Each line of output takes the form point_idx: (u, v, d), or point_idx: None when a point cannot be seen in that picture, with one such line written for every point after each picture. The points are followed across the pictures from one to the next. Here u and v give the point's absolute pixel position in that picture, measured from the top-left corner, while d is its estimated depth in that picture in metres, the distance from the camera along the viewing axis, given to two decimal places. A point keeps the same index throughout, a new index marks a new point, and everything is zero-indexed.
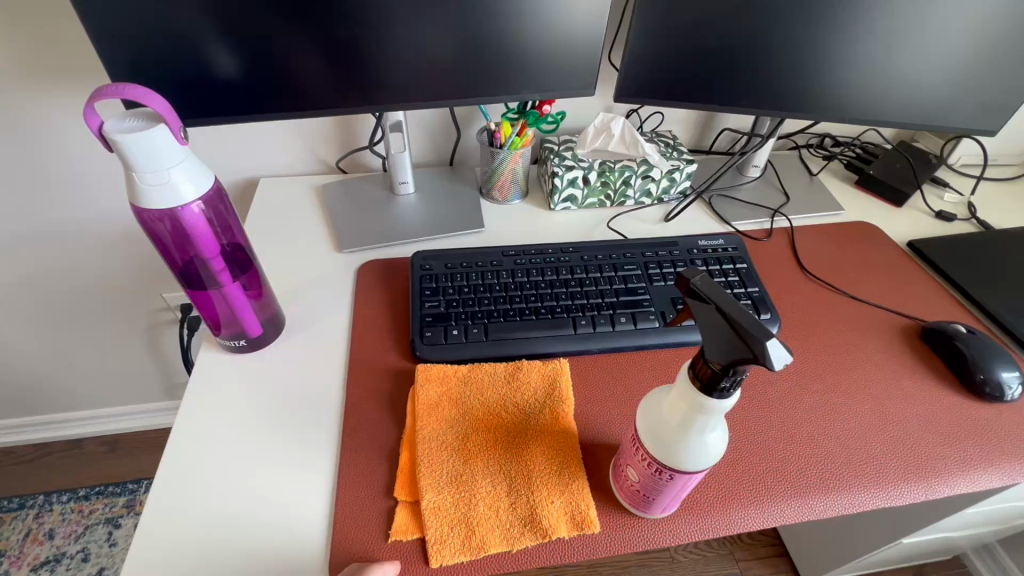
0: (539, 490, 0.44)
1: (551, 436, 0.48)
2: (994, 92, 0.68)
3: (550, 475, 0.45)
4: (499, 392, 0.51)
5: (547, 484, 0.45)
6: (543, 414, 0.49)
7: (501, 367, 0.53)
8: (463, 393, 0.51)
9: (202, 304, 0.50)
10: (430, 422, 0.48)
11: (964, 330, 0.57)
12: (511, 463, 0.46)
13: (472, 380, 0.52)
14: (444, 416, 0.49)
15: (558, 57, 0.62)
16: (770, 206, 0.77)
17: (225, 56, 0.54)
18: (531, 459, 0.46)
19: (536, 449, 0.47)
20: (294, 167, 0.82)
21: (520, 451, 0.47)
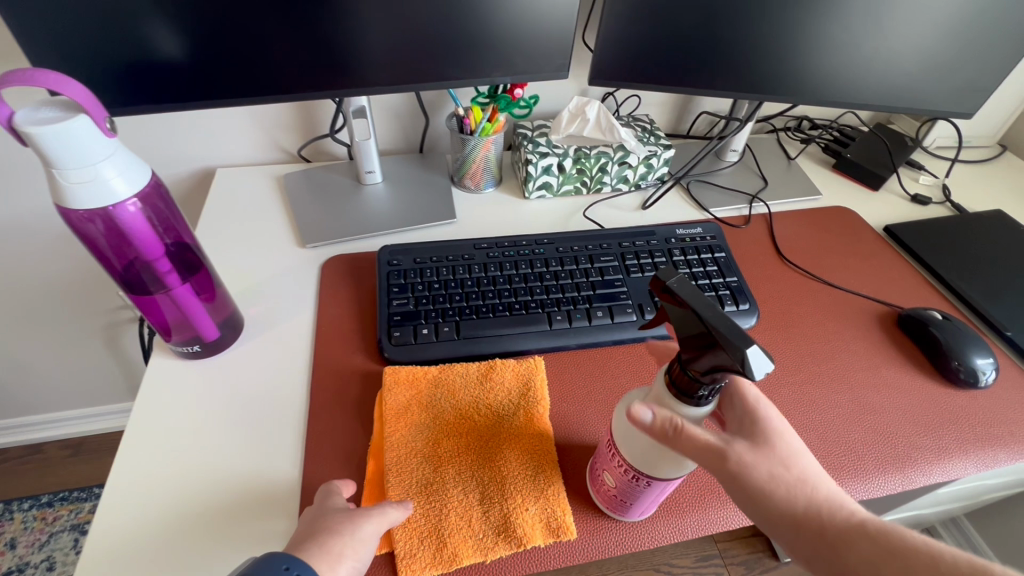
0: (513, 498, 0.43)
1: (525, 438, 0.46)
2: (971, 74, 0.67)
3: (524, 480, 0.44)
4: (471, 394, 0.49)
5: (522, 490, 0.43)
6: (517, 416, 0.48)
7: (473, 368, 0.51)
8: (434, 396, 0.48)
9: (148, 309, 0.47)
10: (398, 428, 0.46)
11: (939, 317, 0.57)
12: (484, 469, 0.44)
13: (443, 383, 0.49)
14: (413, 421, 0.47)
15: (529, 38, 0.59)
16: (748, 191, 0.76)
17: (165, 38, 0.49)
18: (505, 464, 0.45)
19: (509, 454, 0.45)
20: (253, 156, 0.77)
21: (493, 455, 0.45)
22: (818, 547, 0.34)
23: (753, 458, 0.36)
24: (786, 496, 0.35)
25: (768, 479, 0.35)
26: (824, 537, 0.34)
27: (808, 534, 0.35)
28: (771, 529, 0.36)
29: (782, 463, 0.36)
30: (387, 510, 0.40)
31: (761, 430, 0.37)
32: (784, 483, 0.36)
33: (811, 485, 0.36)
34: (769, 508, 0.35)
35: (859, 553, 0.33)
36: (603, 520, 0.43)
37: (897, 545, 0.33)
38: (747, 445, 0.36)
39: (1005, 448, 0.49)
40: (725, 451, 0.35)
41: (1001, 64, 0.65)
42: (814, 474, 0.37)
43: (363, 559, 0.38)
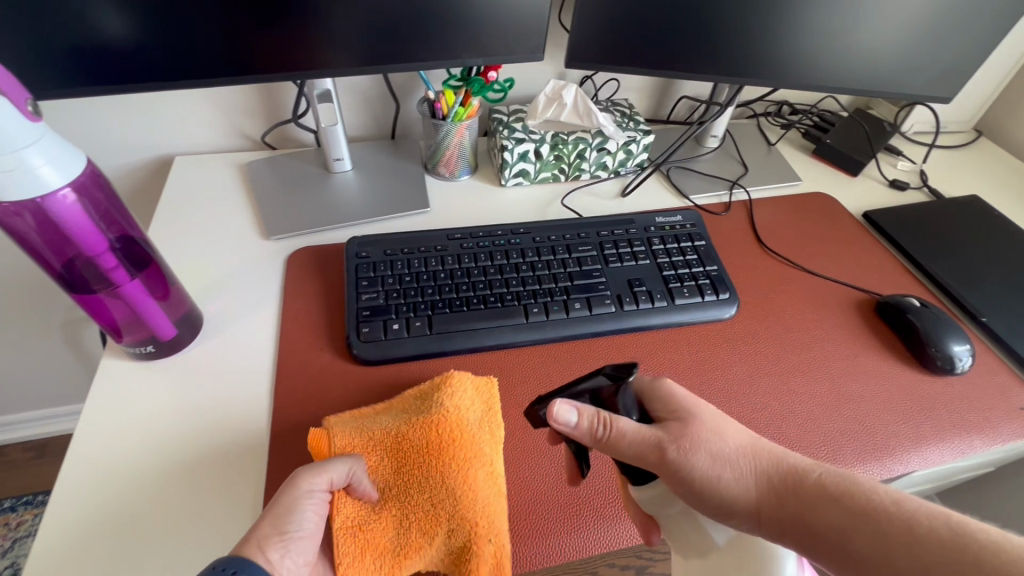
0: (463, 526, 0.40)
1: (479, 464, 0.42)
2: (952, 58, 0.66)
3: (474, 511, 0.40)
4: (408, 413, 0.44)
5: (471, 522, 0.40)
6: (474, 437, 0.44)
7: (423, 389, 0.46)
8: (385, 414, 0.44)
9: (95, 309, 0.43)
10: (346, 445, 0.42)
11: (917, 304, 0.57)
12: (432, 497, 0.41)
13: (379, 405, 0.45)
14: (362, 442, 0.43)
15: (502, 17, 0.56)
16: (728, 178, 0.74)
17: (106, 14, 0.46)
18: (456, 493, 0.41)
19: (456, 477, 0.41)
20: (214, 143, 0.73)
21: (444, 480, 0.42)
22: (773, 513, 0.37)
23: (691, 445, 0.38)
24: (733, 478, 0.38)
25: (711, 463, 0.38)
26: (778, 500, 0.37)
27: (764, 505, 0.37)
28: (734, 517, 0.38)
29: (717, 440, 0.39)
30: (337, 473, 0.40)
31: (683, 412, 0.40)
32: (726, 462, 0.38)
33: (749, 457, 0.39)
34: (726, 497, 0.37)
35: (814, 511, 0.36)
36: (577, 519, 0.42)
37: (846, 494, 0.36)
38: (681, 427, 0.39)
39: (979, 434, 0.49)
40: (662, 448, 0.38)
41: (980, 48, 0.64)
42: (748, 440, 0.40)
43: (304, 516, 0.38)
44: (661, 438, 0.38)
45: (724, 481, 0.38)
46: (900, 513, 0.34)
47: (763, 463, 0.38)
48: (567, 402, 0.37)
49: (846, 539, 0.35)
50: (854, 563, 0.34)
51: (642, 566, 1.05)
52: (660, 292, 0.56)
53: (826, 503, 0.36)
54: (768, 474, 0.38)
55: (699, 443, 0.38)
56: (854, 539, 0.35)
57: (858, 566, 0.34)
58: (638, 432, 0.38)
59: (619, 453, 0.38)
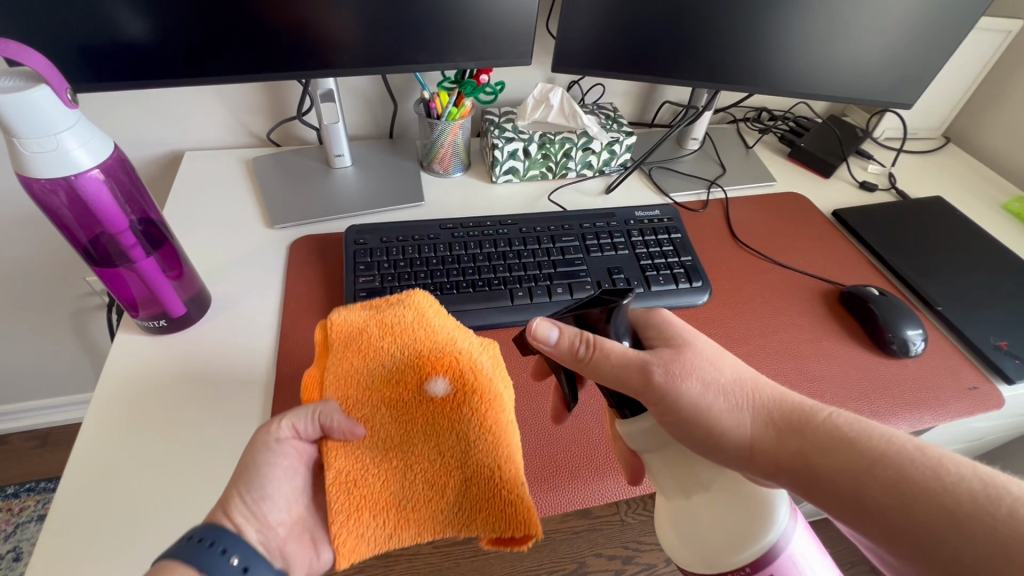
0: (469, 473, 0.41)
1: (486, 413, 0.43)
2: (912, 67, 0.71)
3: (478, 464, 0.41)
4: (409, 361, 0.45)
5: (473, 474, 0.41)
6: (479, 387, 0.44)
7: (434, 332, 0.46)
8: (377, 360, 0.45)
9: (114, 283, 0.47)
10: (337, 392, 0.44)
11: (876, 293, 0.61)
12: (438, 447, 0.42)
13: (374, 355, 0.45)
14: (358, 390, 0.44)
15: (493, 25, 0.61)
16: (707, 178, 0.79)
17: (131, 17, 0.50)
18: (463, 443, 0.42)
19: (461, 426, 0.42)
20: (222, 140, 0.77)
21: (449, 431, 0.42)
22: (776, 452, 0.38)
23: (682, 372, 0.40)
24: (729, 409, 0.40)
25: (702, 392, 0.40)
26: (780, 440, 0.38)
27: (761, 443, 0.38)
28: (736, 451, 0.38)
29: (714, 371, 0.41)
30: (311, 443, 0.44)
31: (681, 340, 0.42)
32: (719, 392, 0.40)
33: (746, 392, 0.41)
34: (721, 428, 0.39)
35: (821, 453, 0.37)
36: (553, 479, 0.46)
37: (858, 437, 0.37)
38: (674, 354, 0.41)
39: (929, 410, 0.53)
40: (647, 369, 0.40)
41: (935, 57, 0.69)
42: (745, 375, 0.42)
43: (277, 469, 0.42)
44: (647, 361, 0.40)
45: (716, 410, 0.39)
46: (925, 459, 0.35)
47: (762, 402, 0.40)
48: (547, 320, 0.40)
49: (859, 482, 0.35)
50: (867, 507, 0.35)
51: (629, 556, 1.08)
52: (637, 280, 0.60)
53: (836, 446, 0.37)
54: (768, 415, 0.40)
55: (689, 373, 0.40)
56: (864, 484, 0.35)
57: (870, 510, 0.34)
58: (623, 354, 0.40)
59: (604, 375, 0.40)
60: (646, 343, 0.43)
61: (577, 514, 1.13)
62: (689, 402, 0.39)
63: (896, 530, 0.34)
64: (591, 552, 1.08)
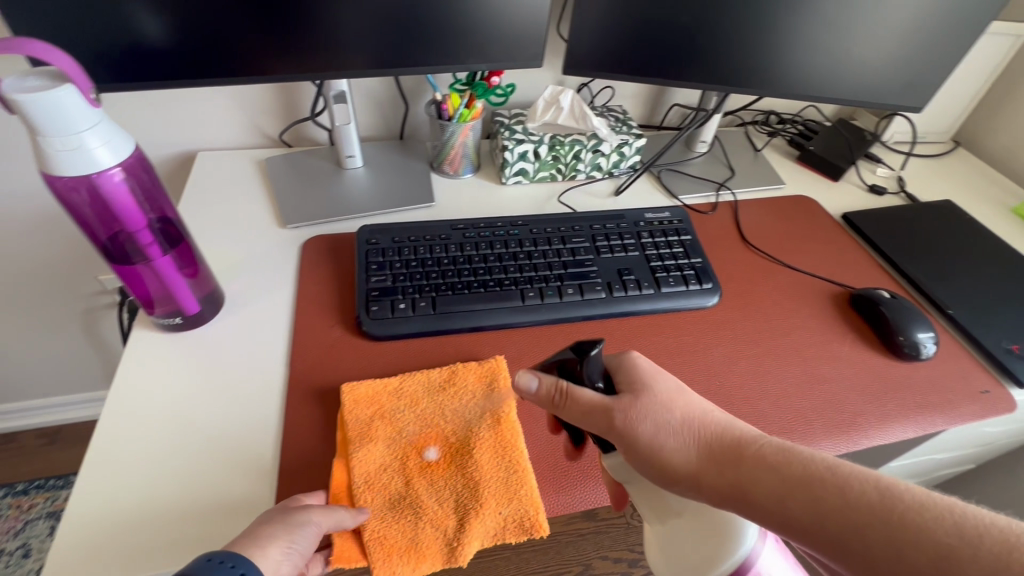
0: (486, 500, 0.44)
1: (503, 445, 0.46)
2: (923, 70, 0.71)
3: (497, 482, 0.44)
4: (433, 402, 0.49)
5: (495, 494, 0.44)
6: (483, 420, 0.48)
7: (435, 375, 0.51)
8: (399, 405, 0.48)
9: (131, 281, 0.48)
10: (360, 431, 0.46)
11: (887, 295, 0.61)
12: (456, 482, 0.45)
13: (404, 394, 0.49)
14: (381, 430, 0.47)
15: (505, 27, 0.61)
16: (716, 180, 0.79)
17: (151, 20, 0.51)
18: (478, 476, 0.45)
19: (479, 457, 0.46)
20: (234, 140, 0.78)
21: (466, 465, 0.46)
22: (717, 485, 0.38)
23: (640, 411, 0.41)
24: (676, 442, 0.40)
25: (651, 431, 0.40)
26: (717, 467, 0.38)
27: (706, 475, 0.38)
28: (681, 479, 0.39)
29: (662, 409, 0.41)
30: (329, 506, 0.41)
31: (641, 383, 0.43)
32: (668, 430, 0.40)
33: (694, 423, 0.41)
34: (666, 459, 0.40)
35: (752, 480, 0.37)
36: (565, 476, 0.46)
37: (785, 464, 0.37)
38: (632, 398, 0.42)
39: (940, 414, 0.53)
40: (613, 411, 0.41)
41: (946, 61, 0.69)
42: (696, 411, 0.41)
43: (299, 545, 0.38)
44: (609, 405, 0.41)
45: (666, 445, 0.40)
46: (835, 477, 0.35)
47: (708, 435, 0.40)
48: (528, 371, 0.44)
49: (786, 506, 0.35)
50: (796, 527, 0.35)
51: (635, 559, 1.08)
52: (647, 281, 0.60)
53: (767, 469, 0.37)
54: (710, 444, 0.39)
55: (646, 412, 0.41)
56: (796, 505, 0.35)
57: (804, 530, 0.34)
58: (593, 399, 0.42)
59: (579, 420, 0.42)
60: (617, 387, 0.44)
61: (583, 516, 1.13)
62: (641, 443, 0.40)
63: (826, 549, 0.34)
64: (597, 555, 1.08)
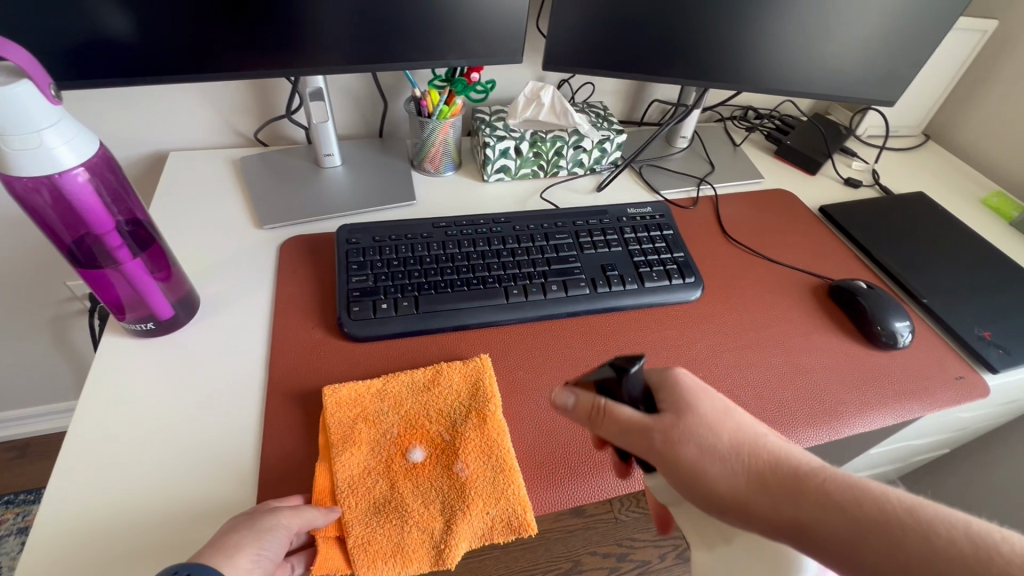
0: (472, 502, 0.43)
1: (490, 446, 0.46)
2: (894, 65, 0.72)
3: (483, 481, 0.44)
4: (418, 403, 0.48)
5: (481, 494, 0.43)
6: (469, 419, 0.47)
7: (418, 375, 0.50)
8: (383, 409, 0.47)
9: (99, 286, 0.46)
10: (343, 435, 0.45)
11: (864, 286, 0.62)
12: (442, 485, 0.44)
13: (388, 395, 0.48)
14: (364, 434, 0.46)
15: (484, 21, 0.61)
16: (696, 175, 0.80)
17: (117, 15, 0.49)
18: (463, 480, 0.44)
19: (465, 458, 0.45)
20: (208, 140, 0.76)
21: (452, 468, 0.45)
22: (768, 514, 0.36)
23: (684, 433, 0.38)
24: (724, 469, 0.37)
25: (697, 457, 0.38)
26: (772, 500, 0.36)
27: (758, 506, 0.36)
28: (728, 508, 0.37)
29: (709, 433, 0.38)
30: (298, 507, 0.40)
31: (685, 402, 0.40)
32: (714, 455, 0.38)
33: (746, 450, 0.38)
34: (712, 487, 0.37)
35: (811, 514, 0.35)
36: (551, 475, 0.45)
37: (853, 501, 0.34)
38: (676, 419, 0.39)
39: (918, 400, 0.54)
40: (653, 432, 0.39)
41: (917, 55, 0.71)
42: (745, 434, 0.39)
43: (269, 550, 0.38)
44: (649, 427, 0.39)
45: (714, 473, 0.37)
46: (913, 521, 0.33)
47: (758, 460, 0.38)
48: (564, 387, 0.42)
49: (856, 546, 0.33)
50: (863, 567, 0.33)
51: (623, 553, 1.09)
52: (631, 276, 0.60)
53: (831, 507, 0.34)
54: (762, 473, 0.37)
55: (691, 437, 0.38)
56: (865, 544, 0.33)
57: (873, 571, 0.32)
58: (632, 419, 0.39)
59: (616, 440, 0.40)
60: (659, 407, 0.41)
61: (571, 513, 1.13)
62: (687, 468, 0.38)
63: None
64: (586, 551, 1.09)
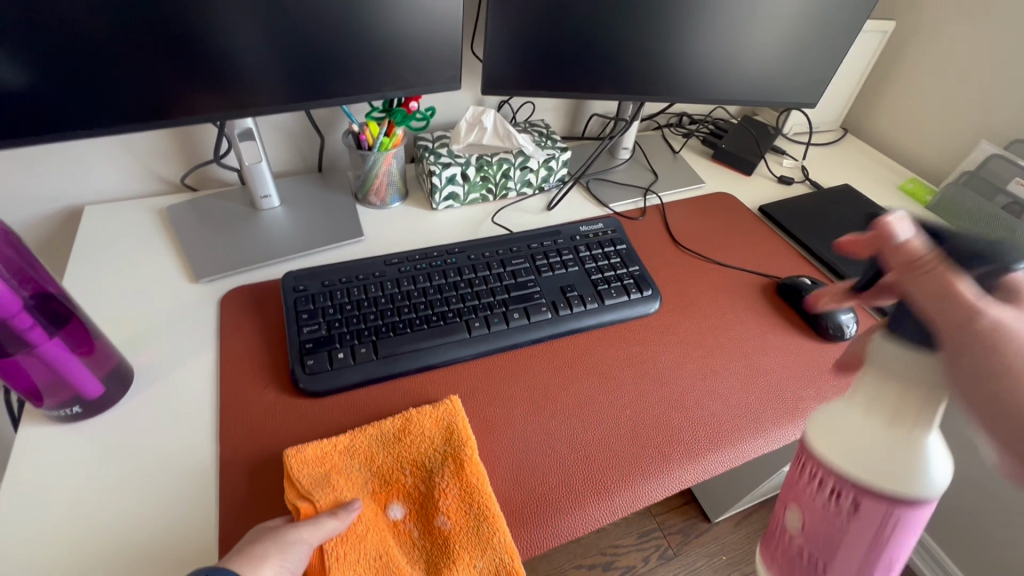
0: (457, 557, 0.41)
1: (472, 494, 0.44)
2: (812, 70, 0.76)
3: (467, 532, 0.42)
4: (391, 456, 0.46)
5: (466, 546, 0.42)
6: (445, 466, 0.45)
7: (387, 426, 0.47)
8: (355, 469, 0.45)
9: (9, 374, 0.41)
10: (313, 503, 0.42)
11: (809, 282, 0.65)
12: (426, 544, 0.42)
13: (358, 452, 0.46)
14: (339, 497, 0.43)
15: (419, 51, 0.59)
16: (641, 185, 0.81)
17: (8, 67, 0.44)
18: (447, 537, 0.42)
19: (446, 511, 0.43)
20: (129, 189, 0.70)
21: (435, 524, 0.43)
22: None
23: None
24: None
25: None
26: None
27: None
28: None
29: None
30: (315, 518, 0.40)
31: None
32: None
33: None
34: None
35: None
36: (532, 515, 0.44)
37: None
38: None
39: None
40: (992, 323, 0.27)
41: (830, 60, 0.75)
42: None
43: (291, 562, 0.37)
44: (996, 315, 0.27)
45: None
46: None
47: None
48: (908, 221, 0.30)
49: None
50: None
51: (608, 562, 1.09)
52: (590, 295, 0.61)
53: None
54: None
55: (1017, 357, 0.27)
56: None
57: None
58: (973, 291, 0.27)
59: (925, 309, 0.28)
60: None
61: None
62: (987, 389, 0.27)
63: None
64: (571, 565, 1.08)
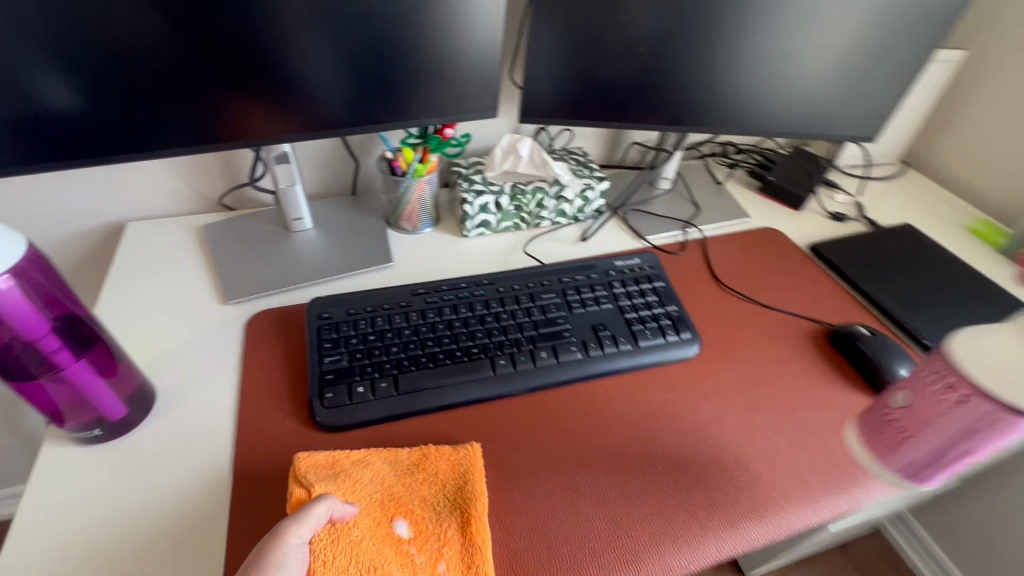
0: None
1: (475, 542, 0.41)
2: (873, 102, 0.72)
3: None
4: (404, 483, 0.44)
5: None
6: (455, 507, 0.43)
7: (404, 455, 0.46)
8: (367, 484, 0.43)
9: (34, 395, 0.41)
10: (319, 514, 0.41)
11: (866, 332, 0.60)
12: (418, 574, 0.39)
13: (372, 468, 0.44)
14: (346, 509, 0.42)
15: (458, 78, 0.58)
16: (681, 218, 0.78)
17: (61, 90, 0.45)
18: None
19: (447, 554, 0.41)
20: (171, 207, 0.72)
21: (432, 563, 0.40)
22: None
23: None
24: None
25: None
26: None
27: None
28: None
29: None
30: (297, 513, 0.38)
31: None
32: None
33: None
34: None
35: None
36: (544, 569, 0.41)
37: None
38: None
39: None
40: None
41: (894, 92, 0.71)
42: None
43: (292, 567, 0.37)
44: None
45: None
46: None
47: None
48: None
49: None
50: None
51: None
52: (624, 336, 0.57)
53: None
54: None
55: None
56: None
57: None
58: None
59: None
60: None
61: None
62: None
63: None
64: None
